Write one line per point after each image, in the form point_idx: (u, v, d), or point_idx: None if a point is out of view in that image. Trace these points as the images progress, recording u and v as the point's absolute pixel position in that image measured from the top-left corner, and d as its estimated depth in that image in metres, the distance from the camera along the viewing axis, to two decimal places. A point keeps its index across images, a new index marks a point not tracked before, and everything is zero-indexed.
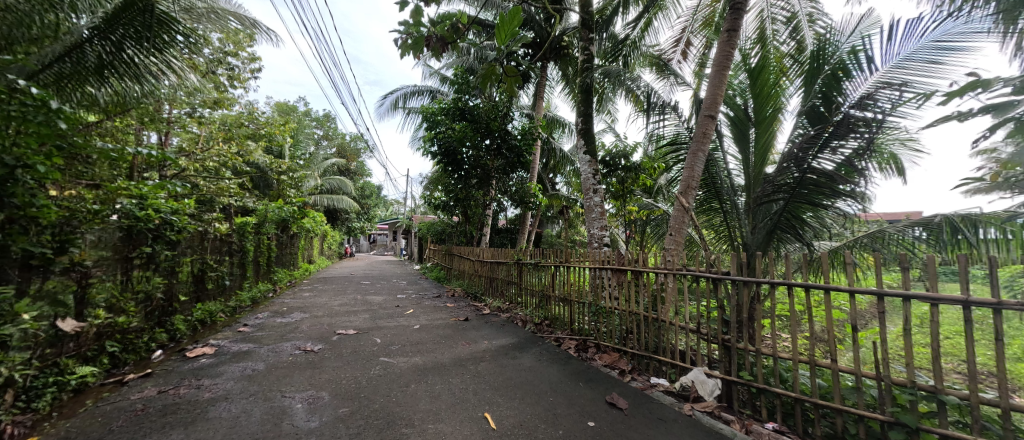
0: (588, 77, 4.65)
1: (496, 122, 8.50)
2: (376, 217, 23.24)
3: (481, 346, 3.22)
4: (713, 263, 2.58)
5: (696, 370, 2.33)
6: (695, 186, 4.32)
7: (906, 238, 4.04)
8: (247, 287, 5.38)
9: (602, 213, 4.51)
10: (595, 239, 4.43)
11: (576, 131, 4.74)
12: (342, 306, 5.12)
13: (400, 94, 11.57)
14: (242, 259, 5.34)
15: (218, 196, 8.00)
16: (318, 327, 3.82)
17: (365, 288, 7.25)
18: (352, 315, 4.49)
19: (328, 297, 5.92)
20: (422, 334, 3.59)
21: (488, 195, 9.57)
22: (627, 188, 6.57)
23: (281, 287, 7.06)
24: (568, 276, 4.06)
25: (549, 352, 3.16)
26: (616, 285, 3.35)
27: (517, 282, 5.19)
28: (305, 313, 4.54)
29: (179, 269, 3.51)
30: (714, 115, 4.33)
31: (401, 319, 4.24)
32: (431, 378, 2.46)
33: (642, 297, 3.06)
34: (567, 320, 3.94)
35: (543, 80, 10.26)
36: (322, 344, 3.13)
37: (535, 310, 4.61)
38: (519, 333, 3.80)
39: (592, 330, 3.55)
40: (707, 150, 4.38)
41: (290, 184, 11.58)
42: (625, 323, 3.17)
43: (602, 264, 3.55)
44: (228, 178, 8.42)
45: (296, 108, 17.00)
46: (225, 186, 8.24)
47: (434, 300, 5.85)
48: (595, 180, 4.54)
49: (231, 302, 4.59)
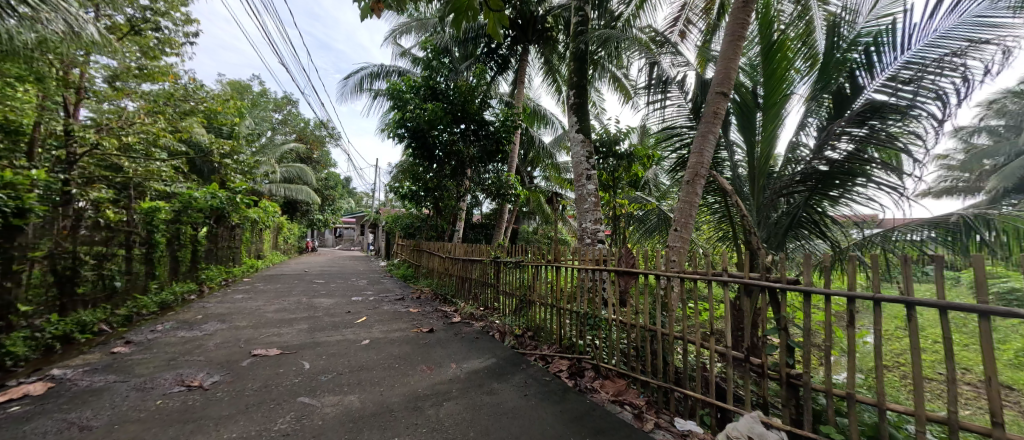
0: (582, 42, 3.92)
1: (472, 105, 7.73)
2: (340, 210, 21.76)
3: (446, 373, 2.42)
4: (766, 269, 1.86)
5: (749, 417, 1.66)
6: (704, 174, 3.64)
7: (915, 240, 3.79)
8: (155, 289, 4.33)
9: (597, 203, 3.81)
10: (587, 234, 3.73)
11: (566, 106, 3.97)
12: (279, 312, 4.17)
13: (366, 74, 10.47)
14: (149, 254, 4.29)
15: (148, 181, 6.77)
16: (231, 344, 2.90)
17: (316, 288, 6.27)
18: (286, 325, 3.59)
19: (264, 300, 4.93)
20: (371, 354, 2.75)
21: (463, 186, 8.70)
22: (616, 179, 5.91)
23: (211, 287, 5.98)
24: (557, 278, 3.31)
25: (537, 381, 2.40)
26: (619, 290, 2.65)
27: (493, 283, 4.41)
28: (224, 323, 3.58)
29: (15, 268, 2.53)
30: (727, 92, 3.69)
31: (347, 331, 3.36)
32: (368, 434, 1.65)
33: (658, 309, 2.35)
34: (555, 332, 3.19)
35: (525, 61, 9.38)
36: (220, 376, 2.22)
37: (516, 317, 3.86)
38: (496, 350, 3.02)
39: (588, 347, 2.81)
40: (718, 133, 3.72)
41: (236, 170, 10.25)
42: (635, 341, 2.45)
43: (602, 265, 2.84)
44: (159, 160, 7.18)
45: (249, 88, 15.40)
46: (155, 169, 7.01)
47: (395, 304, 4.98)
48: (588, 164, 3.82)
49: (121, 310, 3.56)
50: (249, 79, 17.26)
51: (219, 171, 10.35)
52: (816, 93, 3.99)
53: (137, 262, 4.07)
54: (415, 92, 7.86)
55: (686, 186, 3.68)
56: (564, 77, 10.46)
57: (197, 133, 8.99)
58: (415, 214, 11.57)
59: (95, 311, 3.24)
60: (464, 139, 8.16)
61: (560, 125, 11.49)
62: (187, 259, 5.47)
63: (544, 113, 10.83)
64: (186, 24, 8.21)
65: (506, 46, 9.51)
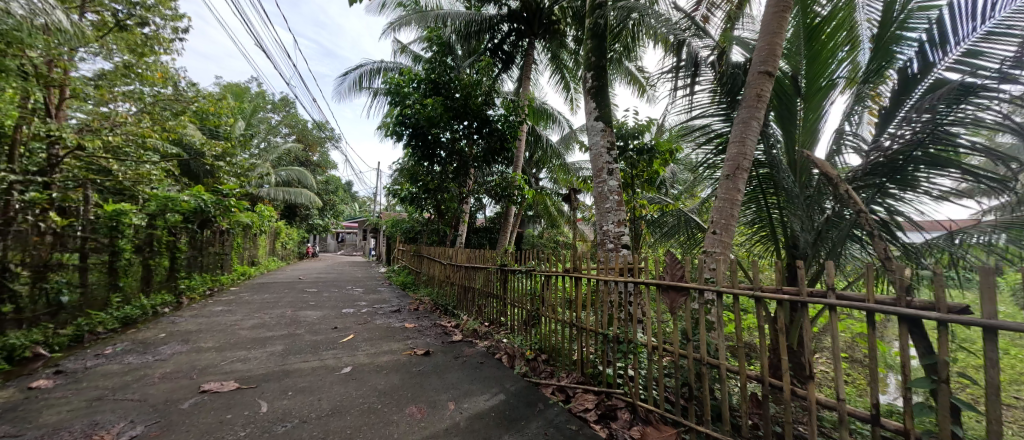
0: (601, 15, 3.37)
1: (476, 101, 7.23)
2: (341, 215, 21.36)
3: (442, 420, 1.89)
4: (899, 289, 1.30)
5: None
6: (748, 166, 3.07)
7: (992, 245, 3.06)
8: (117, 303, 3.83)
9: (620, 201, 3.25)
10: (610, 238, 3.19)
11: (584, 90, 3.44)
12: (255, 329, 3.66)
13: (366, 71, 10.06)
14: (112, 263, 3.81)
15: (136, 185, 6.38)
16: (181, 373, 2.39)
17: (305, 298, 5.76)
18: (258, 345, 3.08)
19: (243, 314, 4.41)
20: (351, 389, 2.23)
21: (465, 187, 8.20)
22: (636, 176, 5.35)
23: (191, 297, 5.51)
24: (576, 292, 2.76)
25: (559, 432, 1.86)
26: (657, 309, 2.09)
27: (499, 295, 3.87)
28: (186, 344, 3.08)
29: None
30: (773, 71, 3.14)
31: (327, 354, 2.85)
32: None
33: (719, 337, 1.79)
34: (577, 356, 2.64)
35: (530, 55, 8.94)
36: (145, 426, 1.72)
37: (526, 336, 3.32)
38: (505, 382, 2.49)
39: (621, 379, 2.26)
40: (761, 119, 3.17)
41: (229, 172, 9.82)
42: (687, 378, 1.89)
43: (634, 277, 2.29)
44: (149, 163, 6.81)
45: (246, 89, 15.03)
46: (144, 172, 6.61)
47: (389, 317, 4.45)
48: (610, 156, 3.27)
49: (66, 329, 3.08)
50: (246, 81, 16.91)
51: (212, 174, 9.94)
52: (869, 75, 3.43)
53: (94, 274, 3.61)
54: (414, 87, 7.38)
55: (725, 182, 3.10)
56: (572, 74, 10.00)
57: (189, 134, 8.58)
58: (416, 217, 11.08)
59: (30, 333, 2.77)
60: (468, 137, 7.72)
61: (568, 123, 11.01)
62: (165, 268, 5.03)
63: (551, 111, 10.38)
64: (176, 20, 7.83)
65: (510, 42, 9.24)
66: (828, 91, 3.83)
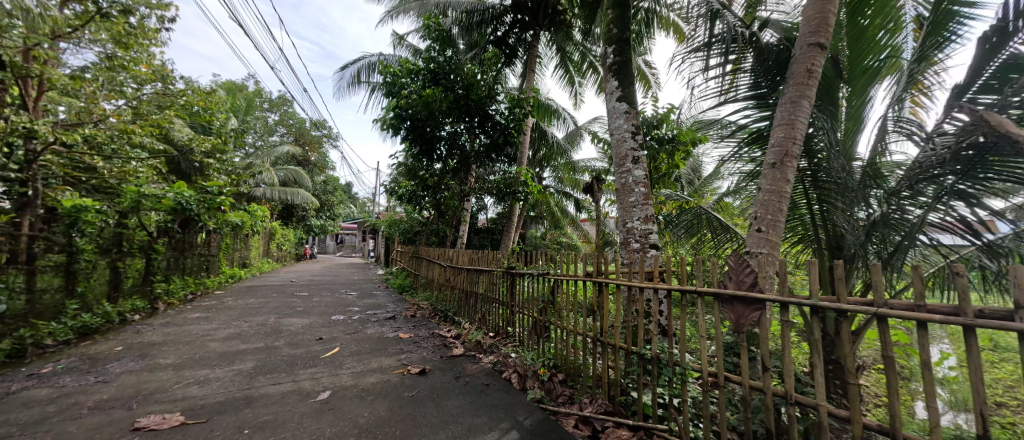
0: None
1: (479, 92, 6.71)
2: (340, 216, 20.95)
3: None
4: None
5: None
6: (797, 153, 2.62)
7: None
8: (74, 311, 3.42)
9: (648, 194, 2.80)
10: (635, 237, 2.74)
11: (605, 68, 2.99)
12: (227, 340, 3.23)
13: (363, 65, 9.64)
14: (70, 265, 3.42)
15: (120, 182, 6.01)
16: (121, 401, 1.97)
17: (293, 303, 5.32)
18: (226, 361, 2.65)
19: (220, 322, 3.98)
20: (324, 422, 1.81)
21: (466, 184, 7.75)
22: (653, 170, 4.91)
23: (169, 303, 5.07)
24: (602, 301, 2.31)
25: None
26: (719, 330, 1.58)
27: (505, 301, 3.42)
28: (143, 359, 2.67)
29: None
30: (825, 43, 2.69)
31: (303, 374, 2.41)
32: None
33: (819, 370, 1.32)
34: (603, 378, 2.19)
35: (535, 48, 8.53)
36: None
37: (537, 350, 2.87)
38: (515, 412, 2.06)
39: (665, 413, 1.80)
40: (812, 99, 2.72)
41: (220, 170, 9.40)
42: (766, 420, 1.43)
43: (681, 284, 1.84)
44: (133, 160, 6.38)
45: (241, 87, 14.61)
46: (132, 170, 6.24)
47: (382, 326, 4.01)
48: (634, 142, 2.83)
49: (2, 343, 2.67)
50: (243, 78, 16.52)
51: (203, 173, 9.50)
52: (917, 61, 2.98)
53: (45, 277, 3.19)
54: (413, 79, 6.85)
55: (770, 172, 2.65)
56: (577, 68, 9.60)
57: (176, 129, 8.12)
58: (415, 218, 10.65)
59: None
60: (469, 131, 7.29)
61: (573, 120, 10.58)
62: (139, 270, 4.61)
63: (556, 107, 9.95)
64: (162, 9, 7.42)
65: (514, 33, 8.80)
66: (875, 74, 3.34)
